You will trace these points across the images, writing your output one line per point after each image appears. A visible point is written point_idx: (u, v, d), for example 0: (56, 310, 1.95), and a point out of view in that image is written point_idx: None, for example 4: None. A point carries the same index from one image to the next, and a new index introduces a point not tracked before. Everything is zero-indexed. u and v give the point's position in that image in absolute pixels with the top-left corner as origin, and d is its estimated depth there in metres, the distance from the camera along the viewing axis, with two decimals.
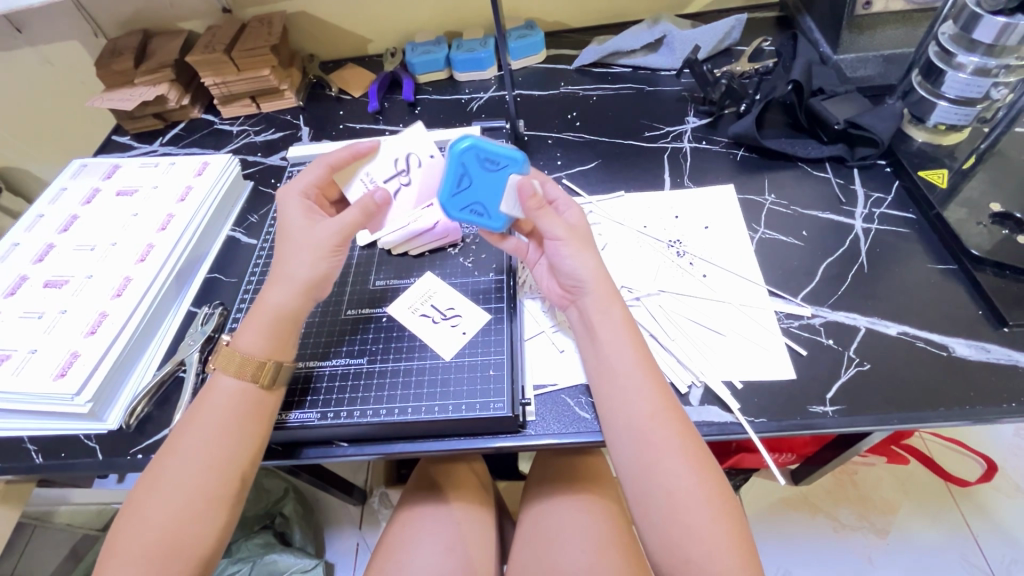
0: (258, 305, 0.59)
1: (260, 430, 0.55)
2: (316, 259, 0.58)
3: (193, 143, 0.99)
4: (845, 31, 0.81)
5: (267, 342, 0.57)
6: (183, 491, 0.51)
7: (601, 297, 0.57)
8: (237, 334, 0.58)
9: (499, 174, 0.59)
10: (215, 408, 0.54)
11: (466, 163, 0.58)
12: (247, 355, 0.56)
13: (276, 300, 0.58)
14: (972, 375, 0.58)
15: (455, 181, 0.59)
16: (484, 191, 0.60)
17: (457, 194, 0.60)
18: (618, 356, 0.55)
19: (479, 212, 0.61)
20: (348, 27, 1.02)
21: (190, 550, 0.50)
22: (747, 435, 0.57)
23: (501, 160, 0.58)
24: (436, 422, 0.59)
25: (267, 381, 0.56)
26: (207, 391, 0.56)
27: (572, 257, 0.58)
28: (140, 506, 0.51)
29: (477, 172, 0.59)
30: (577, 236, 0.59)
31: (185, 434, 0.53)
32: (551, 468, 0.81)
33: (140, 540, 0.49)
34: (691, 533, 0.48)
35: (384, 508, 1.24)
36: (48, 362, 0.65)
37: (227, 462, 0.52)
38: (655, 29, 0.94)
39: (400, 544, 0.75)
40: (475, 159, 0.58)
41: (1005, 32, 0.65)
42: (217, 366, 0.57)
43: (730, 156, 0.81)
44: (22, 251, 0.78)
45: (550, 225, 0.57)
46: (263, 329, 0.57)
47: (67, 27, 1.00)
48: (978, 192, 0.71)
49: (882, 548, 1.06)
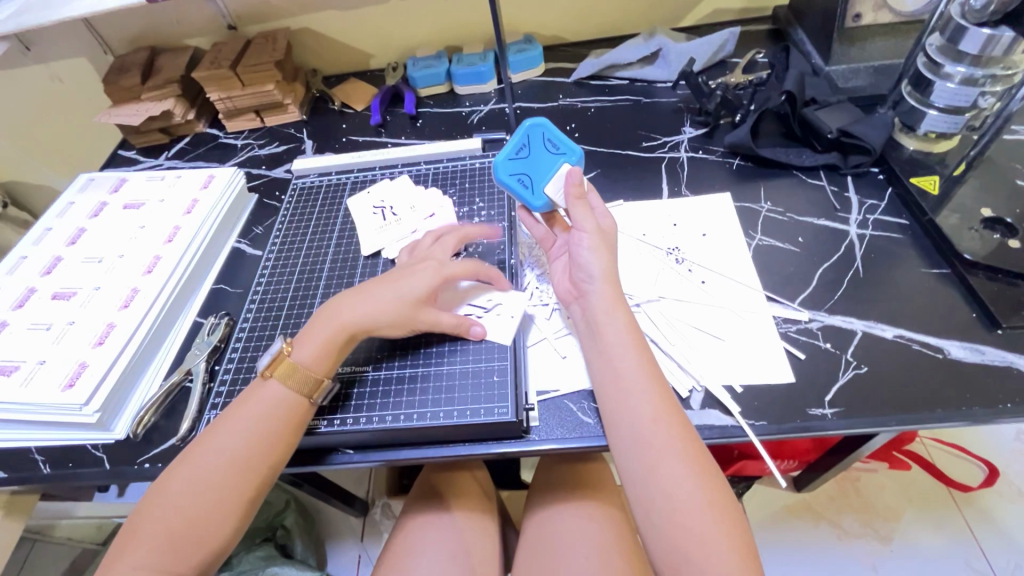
0: (328, 317, 0.61)
1: (291, 433, 0.56)
2: (385, 308, 0.60)
3: (198, 156, 1.00)
4: (837, 42, 0.84)
5: (324, 357, 0.58)
6: (207, 488, 0.51)
7: (607, 298, 0.59)
8: (296, 345, 0.59)
9: (554, 158, 0.67)
10: (251, 412, 0.55)
11: (531, 137, 0.67)
12: (298, 365, 0.57)
13: (356, 313, 0.60)
14: (967, 376, 0.59)
15: (517, 148, 0.67)
16: (536, 167, 0.67)
17: (513, 159, 0.67)
18: (639, 355, 0.56)
19: (525, 184, 0.67)
20: (351, 42, 1.05)
21: (204, 543, 0.50)
22: (747, 439, 0.58)
23: (561, 146, 0.67)
24: (442, 427, 0.59)
25: (310, 392, 0.57)
26: (251, 394, 0.57)
27: (591, 252, 0.60)
28: (164, 498, 0.51)
29: (538, 149, 0.67)
30: (603, 237, 0.61)
31: (215, 433, 0.54)
32: (554, 474, 0.82)
33: (157, 531, 0.50)
34: (692, 536, 0.49)
35: (387, 519, 1.23)
36: (56, 372, 0.66)
37: (254, 466, 0.53)
38: (650, 42, 0.97)
39: (404, 553, 0.75)
40: (540, 137, 0.67)
41: (990, 43, 0.67)
42: (270, 373, 0.57)
43: (726, 165, 0.83)
44: (30, 263, 0.79)
45: (581, 216, 0.61)
46: (325, 345, 0.59)
47: (75, 44, 1.02)
48: (970, 199, 0.72)
49: (886, 555, 1.07)
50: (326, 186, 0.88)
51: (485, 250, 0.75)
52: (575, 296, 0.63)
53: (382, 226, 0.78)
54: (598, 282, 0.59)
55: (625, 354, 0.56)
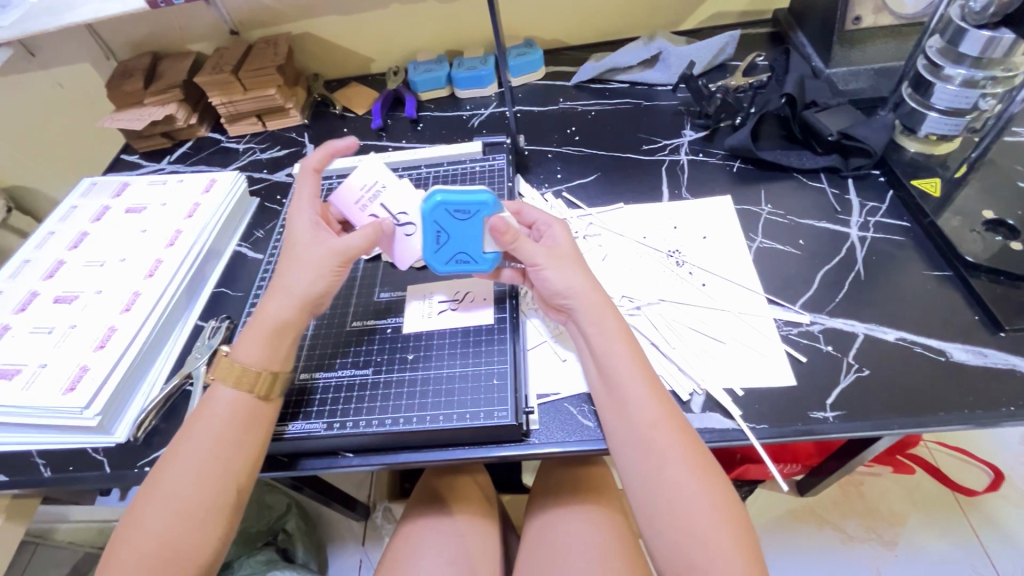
0: (258, 317, 0.59)
1: (260, 436, 0.56)
2: (316, 275, 0.59)
3: (200, 161, 1.01)
4: (837, 45, 0.84)
5: (265, 351, 0.58)
6: (184, 500, 0.51)
7: (590, 308, 0.58)
8: (236, 345, 0.58)
9: (471, 221, 0.60)
10: (214, 417, 0.55)
11: (439, 220, 0.60)
12: (246, 365, 0.57)
13: (274, 312, 0.59)
14: (970, 379, 0.59)
15: (435, 237, 0.61)
16: (463, 240, 0.61)
17: (440, 249, 0.62)
18: (629, 360, 0.56)
19: (466, 260, 0.62)
20: (352, 47, 1.05)
21: (191, 557, 0.50)
22: (749, 442, 0.58)
23: (470, 208, 0.59)
24: (440, 430, 0.59)
25: (264, 391, 0.57)
26: (206, 401, 0.56)
27: (555, 272, 0.60)
28: (144, 513, 0.51)
29: (451, 224, 0.60)
30: (556, 255, 0.61)
31: (184, 442, 0.54)
32: (555, 478, 0.81)
33: (142, 548, 0.50)
34: (697, 539, 0.48)
35: (387, 524, 1.23)
36: (58, 376, 0.66)
37: (226, 470, 0.53)
38: (650, 46, 0.97)
39: (404, 556, 0.75)
40: (445, 215, 0.60)
41: (990, 45, 0.67)
42: (216, 377, 0.57)
43: (727, 168, 0.83)
44: (32, 267, 0.80)
45: (529, 252, 0.60)
46: (264, 339, 0.58)
47: (79, 50, 1.03)
48: (972, 201, 0.72)
49: (891, 560, 1.06)
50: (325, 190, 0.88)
51: None
52: (564, 316, 0.63)
53: None
54: (580, 296, 0.59)
55: (614, 363, 0.56)
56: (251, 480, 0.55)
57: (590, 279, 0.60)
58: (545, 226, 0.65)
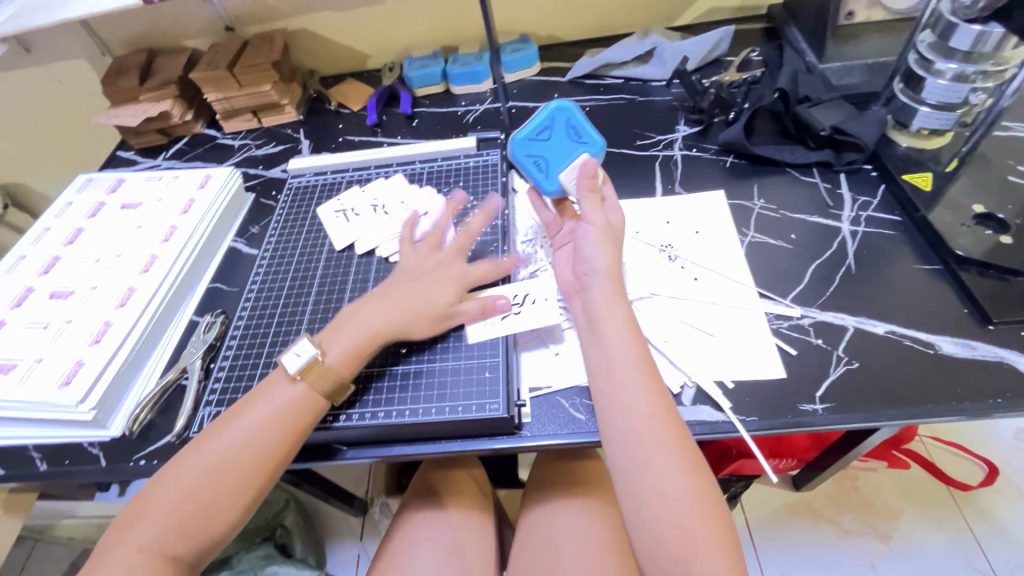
0: (355, 321, 0.62)
1: (310, 431, 0.57)
2: (442, 294, 0.64)
3: (196, 157, 1.01)
4: (830, 40, 0.84)
5: (351, 357, 0.60)
6: (224, 474, 0.53)
7: (607, 292, 0.60)
8: (325, 342, 0.61)
9: (575, 145, 0.71)
10: (273, 403, 0.57)
11: (555, 119, 0.70)
12: (325, 363, 0.59)
13: (378, 324, 0.62)
14: (958, 371, 0.59)
15: (539, 127, 0.70)
16: (553, 153, 0.71)
17: (533, 140, 0.70)
18: (633, 354, 0.56)
19: (541, 170, 0.71)
20: (348, 43, 1.05)
21: (204, 530, 0.51)
22: (738, 434, 0.58)
23: (584, 137, 0.71)
24: (434, 423, 0.60)
25: (332, 390, 0.59)
26: (266, 388, 0.58)
27: (595, 246, 0.62)
28: (184, 474, 0.53)
29: (557, 135, 0.71)
30: (610, 232, 0.63)
31: (241, 418, 0.56)
32: (549, 471, 0.82)
33: (158, 517, 0.51)
34: (679, 532, 0.49)
35: (384, 518, 1.24)
36: (53, 371, 0.66)
37: (263, 455, 0.54)
38: (645, 41, 0.97)
39: (399, 549, 0.76)
40: (564, 121, 0.70)
41: (980, 41, 0.68)
42: (293, 368, 0.59)
43: (720, 163, 0.83)
44: (28, 263, 0.80)
45: (591, 210, 0.64)
46: (358, 344, 0.61)
47: (74, 46, 1.03)
48: (963, 195, 0.72)
49: (885, 554, 1.06)
50: (319, 186, 0.88)
51: (478, 247, 0.75)
52: (575, 290, 0.64)
53: (373, 228, 0.79)
54: (600, 276, 0.61)
55: (618, 351, 0.57)
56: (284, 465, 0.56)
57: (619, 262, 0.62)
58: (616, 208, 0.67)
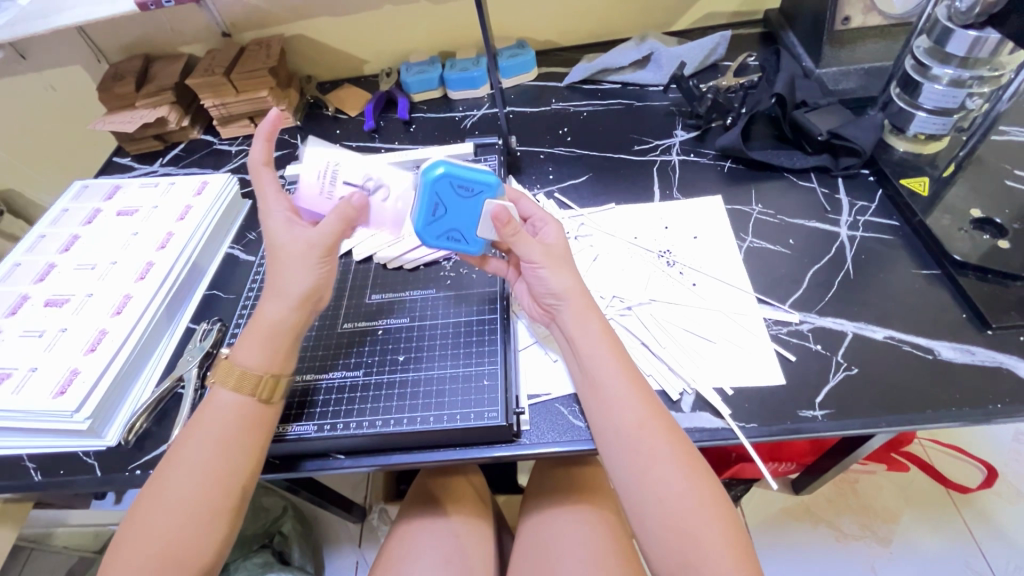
0: (257, 319, 0.59)
1: (259, 439, 0.56)
2: (306, 269, 0.58)
3: (193, 163, 1.01)
4: (827, 45, 0.85)
5: (267, 355, 0.57)
6: (185, 505, 0.51)
7: (578, 311, 0.58)
8: (236, 348, 0.58)
9: (472, 200, 0.60)
10: (212, 423, 0.55)
11: (440, 192, 0.59)
12: (247, 369, 0.56)
13: (271, 314, 0.58)
14: (958, 376, 0.59)
15: (430, 210, 0.60)
16: (459, 218, 0.60)
17: (433, 222, 0.60)
18: (613, 364, 0.56)
19: (458, 239, 0.62)
20: (345, 48, 1.05)
21: (191, 561, 0.50)
22: (738, 441, 0.58)
23: (474, 185, 0.59)
24: (429, 431, 0.59)
25: (266, 394, 0.57)
26: (206, 405, 0.56)
27: (551, 278, 0.59)
28: (143, 516, 0.51)
29: (451, 199, 0.59)
30: (554, 257, 0.60)
31: (184, 448, 0.54)
32: (548, 479, 0.81)
33: (142, 554, 0.50)
34: (688, 536, 0.49)
35: (383, 525, 1.23)
36: (48, 380, 0.66)
37: (229, 473, 0.53)
38: (642, 46, 0.97)
39: (398, 558, 0.75)
40: (448, 187, 0.59)
41: (976, 45, 0.68)
42: (217, 381, 0.57)
43: (718, 168, 0.83)
44: (24, 270, 0.80)
45: (526, 248, 0.59)
46: (264, 342, 0.58)
47: (69, 52, 1.03)
48: (961, 199, 0.73)
49: (885, 557, 1.06)
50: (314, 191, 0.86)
51: None
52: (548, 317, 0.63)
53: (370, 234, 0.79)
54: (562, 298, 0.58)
55: (600, 363, 0.56)
56: (253, 482, 0.55)
57: (578, 281, 0.60)
58: (542, 222, 0.64)
